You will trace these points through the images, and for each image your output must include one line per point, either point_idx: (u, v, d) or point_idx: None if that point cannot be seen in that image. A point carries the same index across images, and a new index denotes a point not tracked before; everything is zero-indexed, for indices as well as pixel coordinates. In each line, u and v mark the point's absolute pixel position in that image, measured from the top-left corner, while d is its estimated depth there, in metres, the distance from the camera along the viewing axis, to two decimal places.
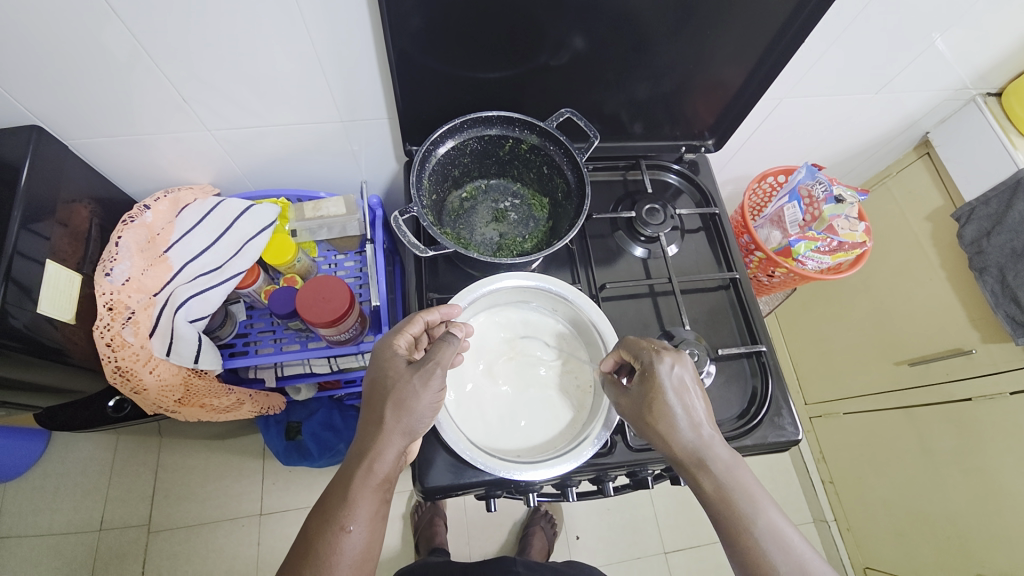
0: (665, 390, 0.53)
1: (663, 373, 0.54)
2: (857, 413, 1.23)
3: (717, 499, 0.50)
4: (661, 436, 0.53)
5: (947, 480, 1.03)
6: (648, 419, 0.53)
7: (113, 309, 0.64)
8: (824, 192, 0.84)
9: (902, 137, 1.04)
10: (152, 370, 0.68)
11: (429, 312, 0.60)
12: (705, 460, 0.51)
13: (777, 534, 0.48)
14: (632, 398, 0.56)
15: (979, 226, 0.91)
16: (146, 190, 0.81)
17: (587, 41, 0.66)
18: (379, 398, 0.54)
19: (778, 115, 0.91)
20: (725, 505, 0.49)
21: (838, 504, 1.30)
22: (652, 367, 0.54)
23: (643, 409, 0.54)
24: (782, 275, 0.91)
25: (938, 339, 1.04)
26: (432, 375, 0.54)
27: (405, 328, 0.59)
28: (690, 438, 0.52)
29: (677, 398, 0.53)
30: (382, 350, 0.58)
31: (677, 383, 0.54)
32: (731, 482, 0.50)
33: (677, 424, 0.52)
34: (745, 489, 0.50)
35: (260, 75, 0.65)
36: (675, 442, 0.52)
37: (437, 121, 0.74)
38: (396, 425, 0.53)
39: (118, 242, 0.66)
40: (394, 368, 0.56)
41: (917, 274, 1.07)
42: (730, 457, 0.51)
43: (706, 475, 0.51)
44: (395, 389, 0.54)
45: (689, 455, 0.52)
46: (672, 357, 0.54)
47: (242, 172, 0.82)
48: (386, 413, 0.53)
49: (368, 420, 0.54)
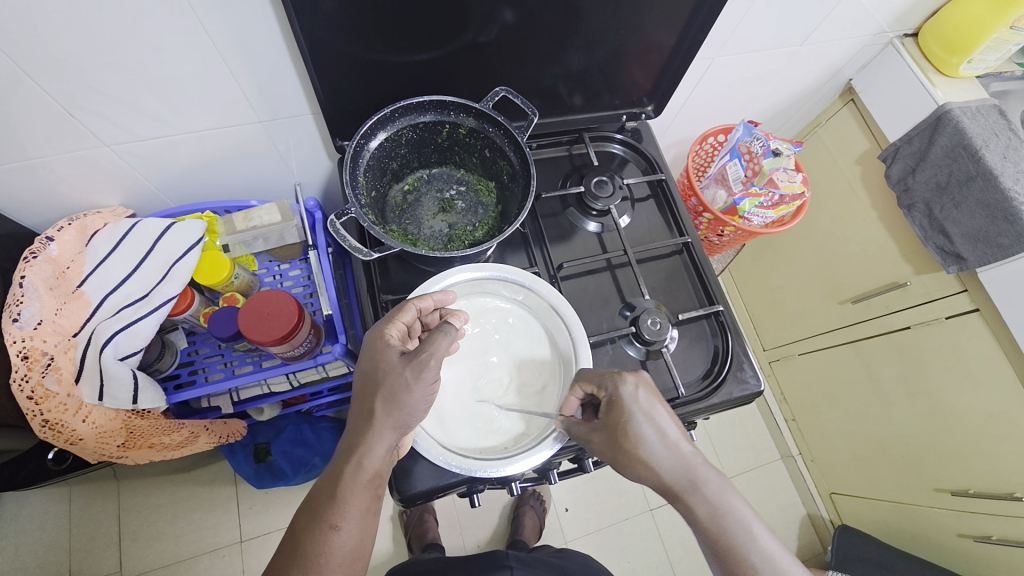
0: (638, 414, 0.54)
1: (630, 397, 0.54)
2: (810, 353, 1.31)
3: (711, 522, 0.51)
4: (645, 465, 0.53)
5: (898, 405, 1.11)
6: (629, 450, 0.53)
7: (29, 357, 0.58)
8: (762, 147, 0.87)
9: (828, 85, 1.07)
10: (85, 418, 0.62)
11: (421, 299, 0.57)
12: (695, 482, 0.52)
13: (769, 542, 0.50)
14: (604, 431, 0.55)
15: (905, 165, 0.97)
16: (49, 220, 0.72)
17: (514, 13, 0.63)
18: (370, 391, 0.52)
19: (712, 73, 0.91)
20: (719, 529, 0.50)
21: (802, 439, 1.39)
22: (618, 392, 0.55)
23: (621, 441, 0.54)
24: (731, 233, 0.93)
25: (877, 276, 1.10)
26: (426, 367, 0.51)
27: (397, 317, 0.55)
28: (676, 460, 0.53)
29: (648, 419, 0.54)
30: (373, 342, 0.54)
31: (645, 406, 0.54)
32: (719, 502, 0.51)
33: (656, 448, 0.53)
34: (732, 505, 0.51)
35: (164, 79, 0.58)
36: (662, 469, 0.53)
37: (366, 111, 0.70)
38: (386, 420, 0.51)
39: (21, 282, 0.59)
40: (386, 360, 0.52)
41: (852, 216, 1.13)
42: (712, 474, 0.53)
43: (697, 500, 0.52)
44: (386, 382, 0.51)
45: (676, 482, 0.53)
46: (634, 379, 0.55)
47: (158, 189, 0.75)
48: (376, 407, 0.51)
49: (359, 414, 0.52)
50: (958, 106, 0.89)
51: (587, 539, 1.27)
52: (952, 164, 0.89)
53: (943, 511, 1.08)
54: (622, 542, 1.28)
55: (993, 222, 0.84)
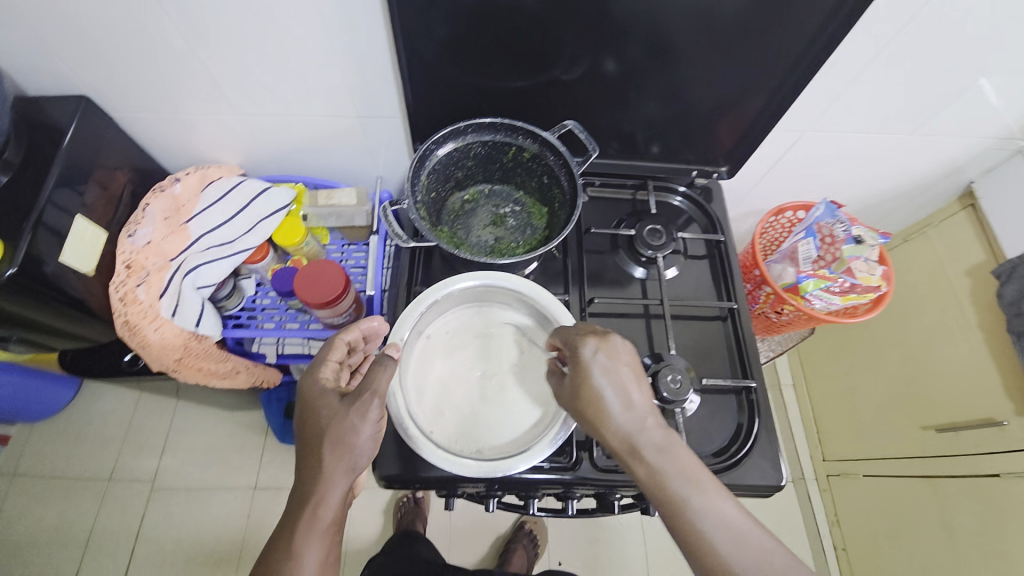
0: (592, 372, 0.53)
1: (587, 354, 0.54)
2: (877, 477, 1.14)
3: (652, 485, 0.48)
4: (594, 423, 0.52)
5: (969, 566, 0.93)
6: (580, 406, 0.53)
7: (130, 267, 0.70)
8: (845, 232, 0.81)
9: (944, 185, 0.97)
10: (156, 328, 0.72)
11: (347, 332, 0.60)
12: (636, 446, 0.50)
13: (716, 513, 0.46)
14: (566, 387, 0.56)
15: (1021, 286, 0.84)
16: (181, 166, 0.87)
17: (616, 64, 0.68)
18: (316, 438, 0.51)
19: (802, 148, 0.87)
20: (659, 490, 0.48)
21: (849, 574, 1.20)
22: (578, 351, 0.54)
23: (575, 398, 0.54)
24: (790, 315, 0.86)
25: (970, 407, 0.95)
26: (370, 406, 0.51)
27: (328, 357, 0.58)
28: (621, 421, 0.51)
29: (603, 377, 0.52)
30: (308, 388, 0.55)
31: (603, 362, 0.53)
32: (664, 468, 0.48)
33: (606, 408, 0.51)
34: (679, 471, 0.48)
35: (290, 70, 0.70)
36: (608, 428, 0.51)
37: (448, 125, 0.77)
38: (337, 464, 0.49)
39: (145, 208, 0.73)
40: (327, 406, 0.52)
41: (952, 332, 0.99)
42: (664, 440, 0.50)
43: (639, 464, 0.49)
44: (332, 429, 0.50)
45: (620, 445, 0.51)
46: (598, 339, 0.54)
47: (268, 158, 0.88)
48: (326, 452, 0.50)
49: (309, 462, 0.50)
50: None
51: None
52: None
53: None
54: None
55: None
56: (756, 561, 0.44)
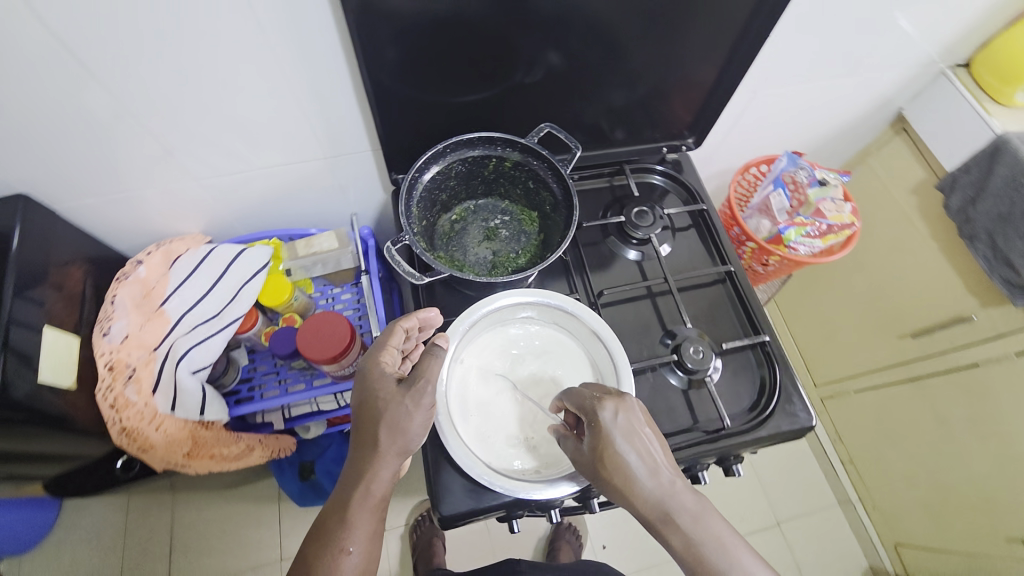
0: (614, 438, 0.52)
1: (607, 420, 0.53)
2: (867, 391, 1.23)
3: (689, 555, 0.48)
4: (621, 492, 0.51)
5: (967, 449, 1.03)
6: (605, 476, 0.52)
7: (113, 369, 0.66)
8: (808, 177, 0.87)
9: (877, 116, 1.05)
10: (157, 427, 0.68)
11: (407, 320, 0.60)
12: (671, 513, 0.50)
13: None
14: (586, 455, 0.54)
15: (963, 195, 0.92)
16: (138, 246, 0.80)
17: (560, 56, 0.67)
18: (371, 418, 0.53)
19: (754, 106, 0.92)
20: (698, 561, 0.48)
21: (861, 483, 1.30)
22: (597, 416, 0.54)
23: (598, 469, 0.53)
24: (776, 263, 0.92)
25: (938, 309, 1.04)
26: (424, 394, 0.54)
27: (388, 342, 0.59)
28: (651, 487, 0.51)
29: (627, 443, 0.52)
30: (367, 370, 0.57)
31: (623, 426, 0.53)
32: (699, 536, 0.48)
33: (633, 475, 0.51)
34: (716, 539, 0.48)
35: (245, 122, 0.66)
36: (638, 498, 0.51)
37: (420, 149, 0.75)
38: (391, 446, 0.53)
39: (113, 300, 0.68)
40: (384, 387, 0.55)
41: (909, 246, 1.08)
42: (696, 506, 0.50)
43: (673, 532, 0.49)
44: (388, 411, 0.53)
45: (652, 513, 0.50)
46: (615, 402, 0.54)
47: (233, 219, 0.82)
48: (381, 434, 0.52)
49: (363, 442, 0.53)
50: (1017, 135, 0.85)
51: None
52: (1015, 194, 0.85)
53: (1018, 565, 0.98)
54: None
55: None
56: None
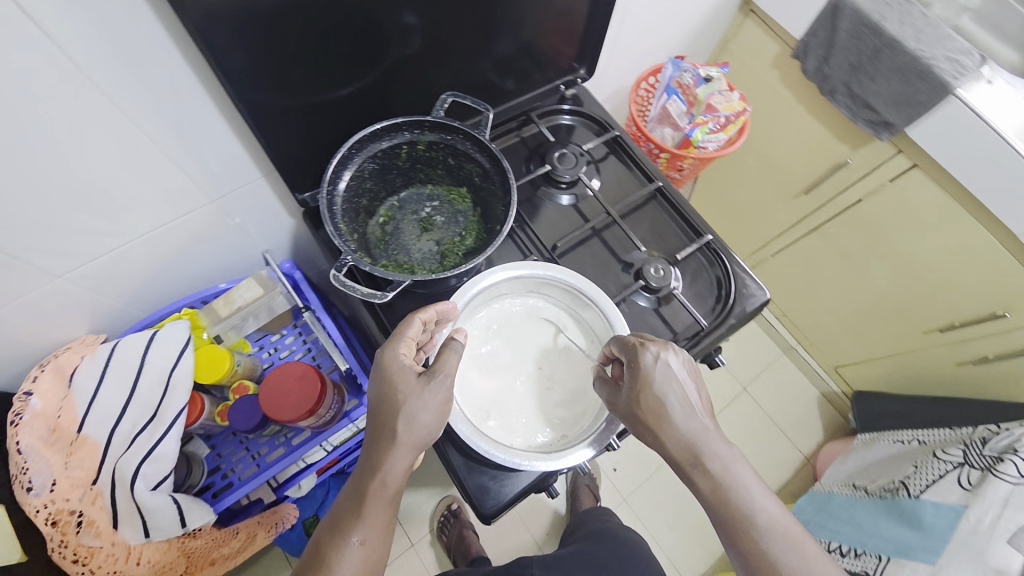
0: (654, 380, 0.53)
1: (649, 363, 0.54)
2: (782, 252, 1.39)
3: (712, 497, 0.49)
4: (654, 433, 0.52)
5: (871, 269, 1.20)
6: (640, 416, 0.53)
7: (58, 522, 0.55)
8: (693, 77, 0.92)
9: (727, 2, 1.12)
10: (138, 560, 0.61)
11: (424, 312, 0.56)
12: (702, 456, 0.50)
13: (776, 529, 0.47)
14: (624, 398, 0.55)
15: (817, 56, 1.03)
16: (14, 376, 0.65)
17: (416, 15, 0.60)
18: (389, 411, 0.51)
19: (626, 20, 0.93)
20: (722, 503, 0.48)
21: (796, 330, 1.51)
22: (639, 360, 0.54)
23: (635, 408, 0.54)
24: (689, 166, 0.97)
25: (820, 163, 1.17)
26: (441, 388, 0.52)
27: (407, 334, 0.55)
28: (684, 429, 0.51)
29: (665, 385, 0.53)
30: (386, 364, 0.53)
31: (664, 370, 0.54)
32: (728, 481, 0.49)
33: (668, 415, 0.52)
34: (742, 483, 0.49)
35: (96, 190, 0.54)
36: (670, 439, 0.51)
37: (318, 159, 0.67)
38: (408, 437, 0.50)
39: (19, 449, 0.55)
40: (402, 380, 0.52)
41: (783, 115, 1.19)
42: (726, 452, 0.50)
43: (701, 475, 0.49)
44: (405, 403, 0.50)
45: (681, 455, 0.51)
46: (658, 345, 0.55)
47: (124, 303, 0.69)
48: (397, 426, 0.50)
49: (380, 434, 0.51)
50: None
51: (642, 488, 1.33)
52: (859, 43, 0.95)
53: (937, 348, 1.20)
54: (674, 482, 1.34)
55: (910, 83, 0.91)
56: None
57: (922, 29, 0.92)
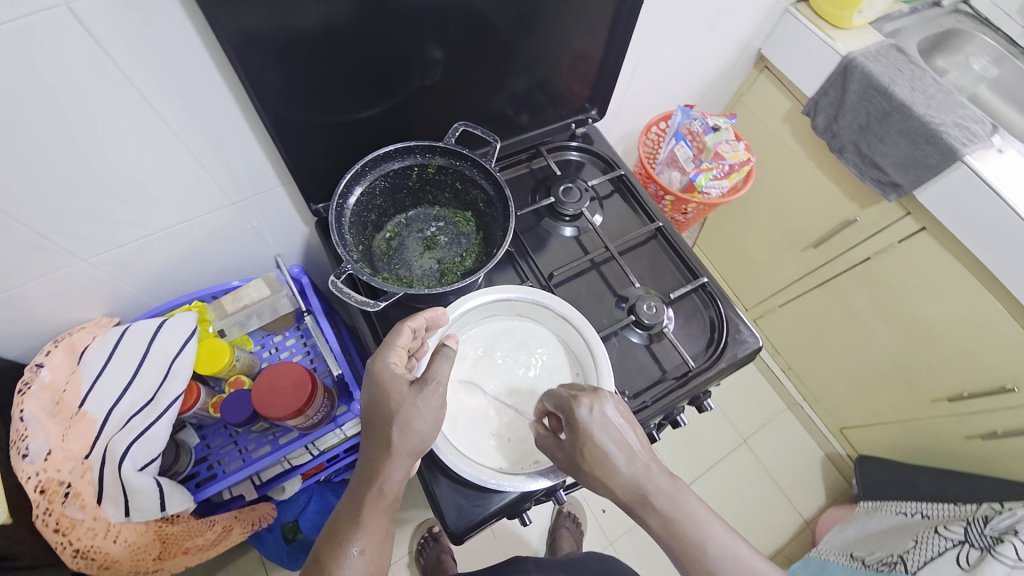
0: (592, 433, 0.54)
1: (585, 416, 0.54)
2: (789, 303, 1.39)
3: (667, 534, 0.51)
4: (602, 481, 0.53)
5: (877, 328, 1.19)
6: (587, 469, 0.54)
7: (46, 491, 0.58)
8: (702, 125, 0.96)
9: (742, 58, 1.17)
10: (115, 538, 0.62)
11: (413, 320, 0.58)
12: (648, 495, 0.52)
13: (727, 552, 0.49)
14: (566, 449, 0.56)
15: (827, 114, 1.06)
16: (32, 348, 0.69)
17: (442, 49, 0.65)
18: (384, 419, 0.52)
19: (641, 68, 0.98)
20: (676, 539, 0.50)
21: (802, 384, 1.48)
22: (575, 415, 0.55)
23: (581, 462, 0.54)
24: (694, 209, 0.99)
25: (829, 218, 1.18)
26: (433, 396, 0.52)
27: (396, 342, 0.56)
28: (629, 473, 0.53)
29: (604, 435, 0.54)
30: (377, 371, 0.55)
31: (600, 420, 0.54)
32: (676, 515, 0.51)
33: (612, 463, 0.53)
34: (691, 517, 0.51)
35: (129, 182, 0.59)
36: (617, 484, 0.53)
37: (335, 172, 0.72)
38: (404, 447, 0.52)
39: (22, 416, 0.59)
40: (395, 390, 0.53)
41: (793, 168, 1.21)
42: (670, 488, 0.52)
43: (652, 514, 0.51)
44: (399, 412, 0.52)
45: (631, 496, 0.52)
46: (590, 398, 0.55)
47: (141, 291, 0.74)
48: (393, 436, 0.51)
49: (375, 443, 0.52)
50: (859, 54, 0.98)
51: (630, 534, 1.29)
52: (868, 104, 0.98)
53: (946, 419, 1.16)
54: None
55: (917, 146, 0.93)
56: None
57: (934, 94, 0.94)
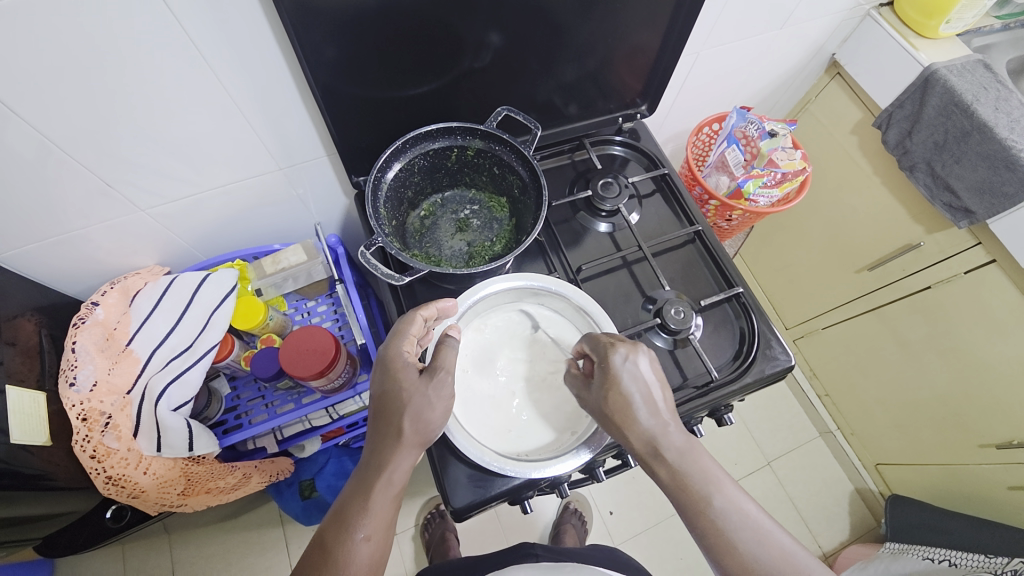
0: (620, 379, 0.53)
1: (618, 362, 0.54)
2: (834, 326, 1.31)
3: (674, 485, 0.51)
4: (620, 427, 0.53)
5: (930, 364, 1.10)
6: (607, 414, 0.54)
7: (88, 419, 0.63)
8: (757, 130, 0.90)
9: (813, 63, 1.10)
10: (145, 470, 0.67)
11: (426, 309, 0.60)
12: (661, 448, 0.51)
13: (733, 510, 0.49)
14: (592, 392, 0.56)
15: (900, 129, 0.98)
16: (91, 287, 0.76)
17: (501, 35, 0.65)
18: (395, 409, 0.53)
19: (700, 65, 0.94)
20: (682, 492, 0.50)
21: (838, 413, 1.40)
22: (608, 359, 0.54)
23: (603, 406, 0.54)
24: (739, 217, 0.96)
25: (890, 240, 1.10)
26: (444, 384, 0.55)
27: (408, 331, 0.58)
28: (648, 424, 0.52)
29: (632, 386, 0.53)
30: (390, 358, 0.56)
31: (631, 370, 0.54)
32: (687, 469, 0.51)
33: (633, 412, 0.52)
34: (702, 474, 0.50)
35: (186, 141, 0.63)
36: (634, 432, 0.52)
37: (378, 148, 0.73)
38: (415, 437, 0.53)
39: (74, 347, 0.64)
40: (407, 380, 0.55)
41: (856, 184, 1.13)
42: (685, 443, 0.52)
43: (662, 466, 0.51)
44: (411, 402, 0.53)
45: (646, 445, 0.52)
46: (626, 347, 0.55)
47: (191, 245, 0.79)
48: (404, 425, 0.53)
49: (385, 432, 0.54)
50: (944, 65, 0.91)
51: (635, 539, 1.27)
52: (947, 121, 0.90)
53: (990, 466, 1.07)
54: (671, 540, 1.27)
55: (996, 171, 0.84)
56: (769, 555, 0.47)
57: (1020, 118, 0.85)
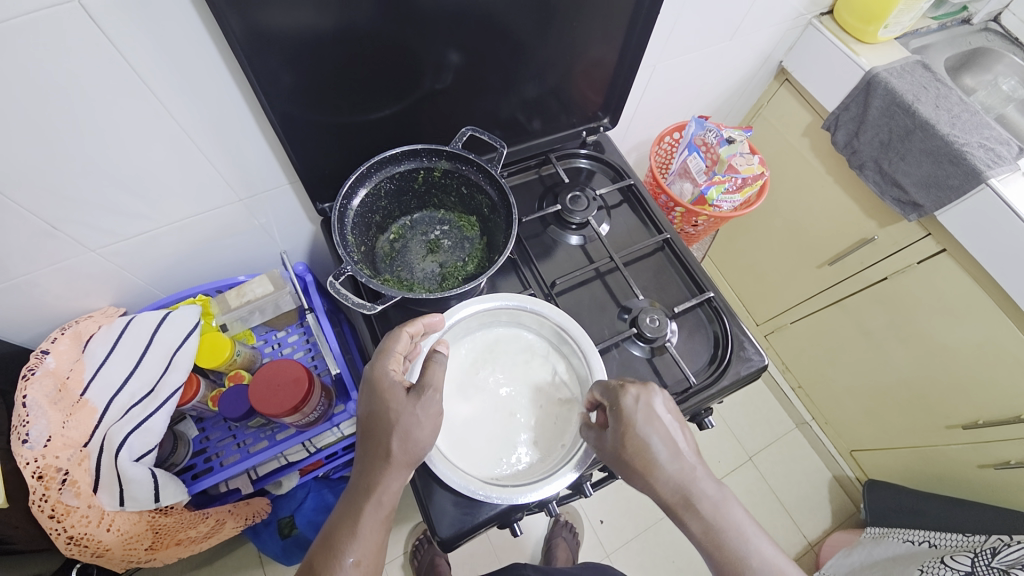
0: (636, 423, 0.53)
1: (631, 406, 0.54)
2: (801, 320, 1.36)
3: (706, 540, 0.50)
4: (643, 476, 0.52)
5: (892, 351, 1.15)
6: (628, 462, 0.53)
7: (44, 477, 0.58)
8: (716, 137, 0.95)
9: (762, 70, 1.15)
10: (109, 527, 0.63)
11: (411, 325, 0.58)
12: (690, 497, 0.51)
13: (772, 565, 0.48)
14: (608, 440, 0.55)
15: (847, 130, 1.03)
16: (41, 334, 0.71)
17: (460, 54, 0.65)
18: (382, 429, 0.52)
19: (658, 76, 0.97)
20: (715, 546, 0.49)
21: (812, 404, 1.44)
22: (621, 404, 0.54)
23: (622, 455, 0.54)
24: (705, 222, 0.98)
25: (846, 236, 1.15)
26: (431, 402, 0.53)
27: (393, 348, 0.56)
28: (672, 472, 0.52)
29: (650, 429, 0.53)
30: (375, 379, 0.55)
31: (646, 412, 0.54)
32: (719, 521, 0.50)
33: (656, 458, 0.52)
34: (734, 526, 0.50)
35: (137, 176, 0.60)
36: (659, 481, 0.52)
37: (342, 172, 0.72)
38: (402, 458, 0.52)
39: (25, 401, 0.59)
40: (394, 399, 0.53)
41: (811, 183, 1.18)
42: (715, 491, 0.51)
43: (692, 516, 0.50)
44: (398, 421, 0.52)
45: (673, 494, 0.51)
46: (639, 388, 0.55)
47: (148, 282, 0.75)
48: (393, 445, 0.52)
49: (374, 454, 0.52)
50: (883, 69, 0.96)
51: (627, 547, 1.27)
52: (890, 121, 0.96)
53: (959, 446, 1.12)
54: (662, 544, 1.27)
55: (940, 166, 0.90)
56: None
57: (958, 114, 0.91)
